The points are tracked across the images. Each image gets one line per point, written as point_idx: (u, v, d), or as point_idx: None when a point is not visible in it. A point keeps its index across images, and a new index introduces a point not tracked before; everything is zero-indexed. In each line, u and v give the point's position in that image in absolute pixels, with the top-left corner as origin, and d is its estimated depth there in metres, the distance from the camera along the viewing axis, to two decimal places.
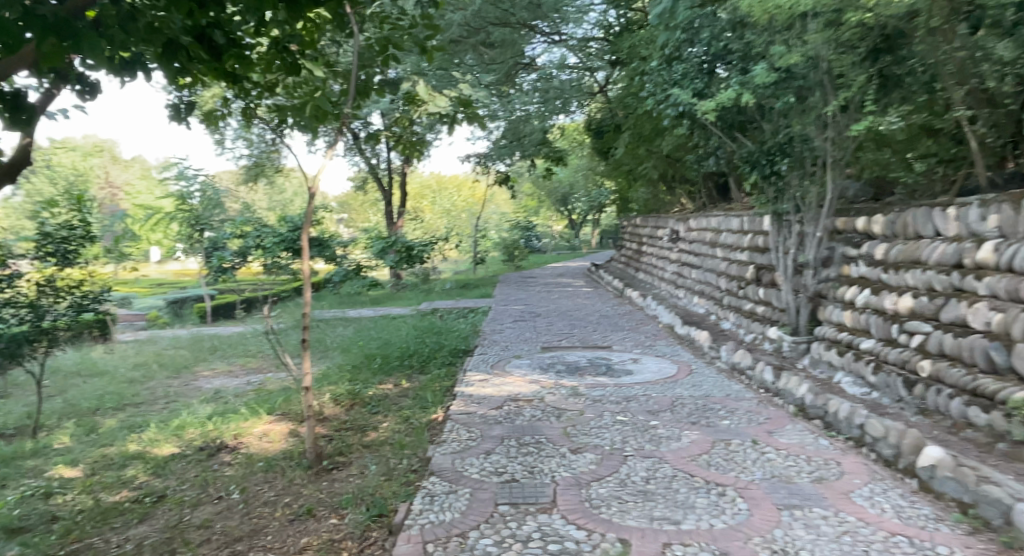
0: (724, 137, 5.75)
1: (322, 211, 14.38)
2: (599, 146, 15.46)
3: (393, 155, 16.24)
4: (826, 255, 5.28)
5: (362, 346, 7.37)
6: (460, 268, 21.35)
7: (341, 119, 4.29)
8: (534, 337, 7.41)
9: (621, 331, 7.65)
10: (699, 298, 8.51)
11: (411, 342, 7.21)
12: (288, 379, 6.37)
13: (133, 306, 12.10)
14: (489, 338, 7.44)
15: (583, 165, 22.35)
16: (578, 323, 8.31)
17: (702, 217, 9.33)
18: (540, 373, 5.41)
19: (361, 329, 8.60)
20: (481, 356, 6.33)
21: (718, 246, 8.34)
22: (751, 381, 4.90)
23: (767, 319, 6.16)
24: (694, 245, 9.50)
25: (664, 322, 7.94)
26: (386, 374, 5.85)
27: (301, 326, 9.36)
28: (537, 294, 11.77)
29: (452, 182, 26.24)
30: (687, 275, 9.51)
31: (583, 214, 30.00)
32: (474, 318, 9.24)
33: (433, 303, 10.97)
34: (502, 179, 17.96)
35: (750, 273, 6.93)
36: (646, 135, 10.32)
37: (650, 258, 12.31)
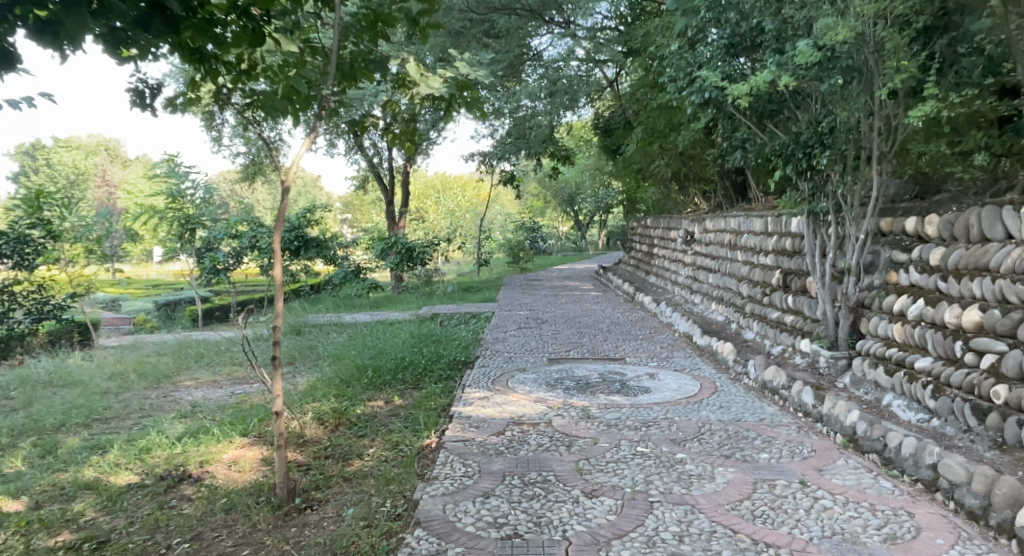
0: (752, 129, 5.18)
1: (320, 211, 13.88)
2: (608, 144, 14.93)
3: (394, 153, 15.73)
4: (869, 260, 4.72)
5: (355, 356, 6.82)
6: (463, 270, 20.83)
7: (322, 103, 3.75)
8: (541, 346, 6.85)
9: (635, 340, 7.09)
10: (717, 304, 7.97)
11: (407, 351, 6.65)
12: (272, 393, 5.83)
13: (121, 309, 11.58)
14: (491, 348, 6.88)
15: (590, 165, 21.84)
16: (587, 331, 7.75)
17: (720, 218, 8.77)
18: (547, 391, 4.86)
19: (355, 336, 8.06)
20: (483, 368, 5.78)
21: (738, 249, 7.80)
22: (787, 403, 4.35)
23: (798, 330, 5.61)
24: (710, 247, 8.95)
25: (681, 331, 7.38)
26: (377, 389, 5.30)
27: (293, 332, 8.83)
28: (542, 299, 11.21)
29: (457, 182, 25.72)
30: (703, 280, 8.96)
31: (589, 215, 29.50)
32: (477, 324, 8.67)
33: (433, 307, 10.42)
34: (507, 178, 17.44)
35: (777, 279, 6.40)
36: (659, 130, 9.78)
37: (661, 261, 11.75)
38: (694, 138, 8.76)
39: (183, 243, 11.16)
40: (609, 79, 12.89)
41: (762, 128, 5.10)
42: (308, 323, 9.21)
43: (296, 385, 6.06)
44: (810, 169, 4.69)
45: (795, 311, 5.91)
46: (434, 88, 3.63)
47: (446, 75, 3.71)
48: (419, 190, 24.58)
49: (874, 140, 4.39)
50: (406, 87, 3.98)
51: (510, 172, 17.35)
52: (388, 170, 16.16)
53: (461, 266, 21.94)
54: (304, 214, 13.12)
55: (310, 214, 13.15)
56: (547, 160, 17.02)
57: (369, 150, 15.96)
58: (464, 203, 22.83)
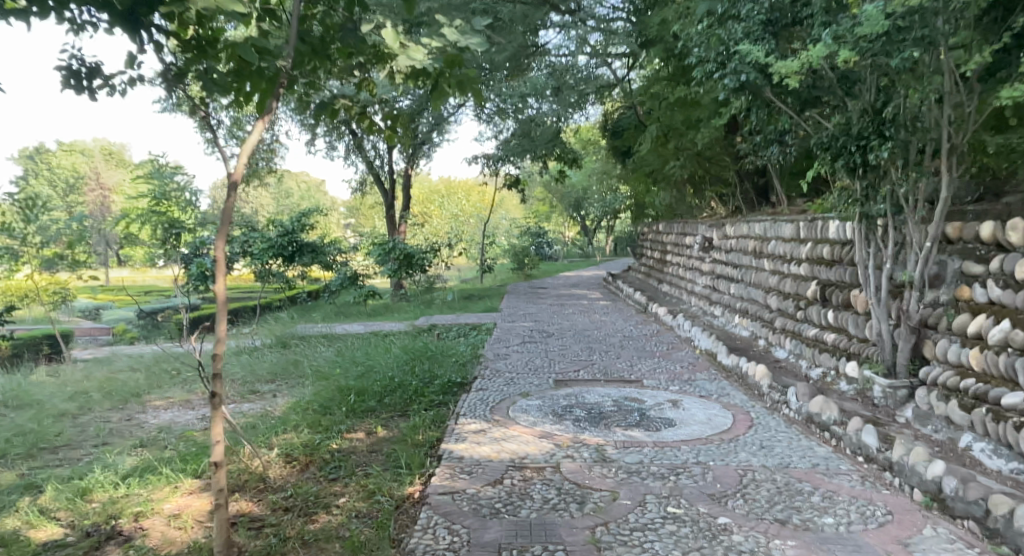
0: (793, 119, 4.49)
1: (316, 215, 13.21)
2: (618, 147, 14.24)
3: (395, 154, 15.09)
4: (933, 272, 4.04)
5: (341, 375, 6.12)
6: (466, 277, 20.13)
7: (279, 80, 3.07)
8: (547, 365, 6.14)
9: (652, 358, 6.38)
10: (741, 318, 7.27)
11: (398, 371, 5.95)
12: (243, 419, 5.13)
13: (101, 318, 10.88)
14: (491, 366, 6.19)
15: (597, 169, 21.16)
16: (599, 346, 7.04)
17: (741, 223, 8.09)
18: (555, 423, 4.18)
19: (345, 351, 7.36)
20: (481, 393, 5.07)
21: (765, 257, 7.11)
22: (842, 444, 3.65)
23: (844, 351, 4.93)
24: (731, 255, 8.27)
25: (702, 347, 6.69)
26: (358, 418, 4.60)
27: (279, 346, 8.13)
28: (549, 309, 10.48)
29: (461, 186, 25.05)
30: (723, 291, 8.26)
31: (595, 220, 28.77)
32: (478, 338, 7.96)
33: (431, 317, 9.72)
34: (513, 182, 16.78)
35: (814, 291, 5.70)
36: (678, 128, 9.15)
37: (675, 269, 11.05)
38: (714, 136, 8.07)
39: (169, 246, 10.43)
40: (620, 77, 12.20)
41: (804, 119, 4.42)
42: (296, 336, 8.51)
43: (272, 410, 5.35)
44: (865, 166, 4.00)
45: (836, 328, 5.21)
46: (420, 61, 2.96)
47: (431, 46, 3.02)
48: (421, 194, 23.88)
49: (946, 131, 3.70)
50: (384, 64, 3.29)
51: (516, 176, 16.69)
52: (389, 172, 15.53)
53: (464, 272, 21.24)
54: (298, 218, 12.44)
55: (306, 219, 12.48)
56: (553, 163, 16.35)
57: (367, 152, 15.31)
58: (467, 207, 22.15)
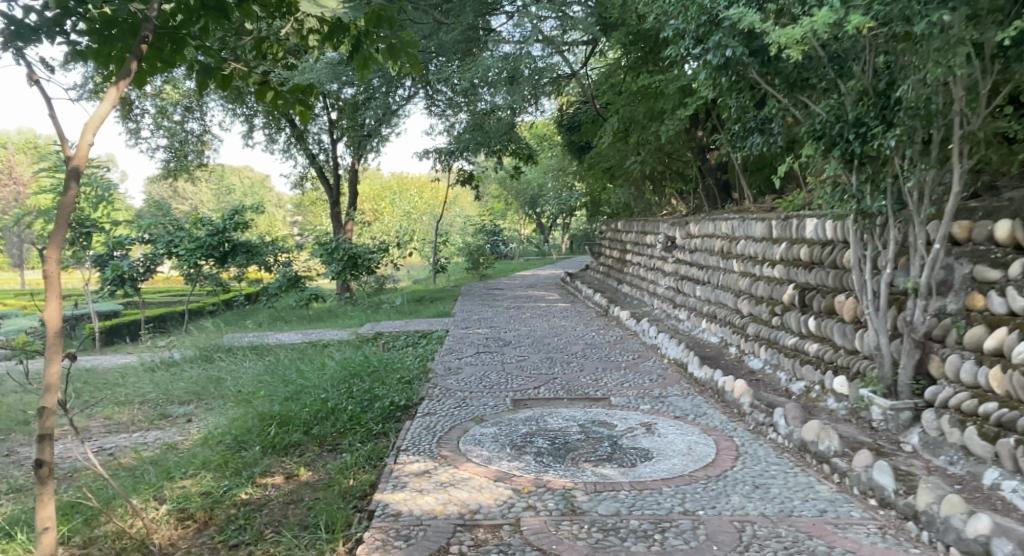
0: (780, 103, 3.98)
1: (252, 213, 12.33)
2: (574, 142, 13.73)
3: (339, 147, 14.28)
4: (939, 278, 3.53)
5: (266, 399, 5.39)
6: (419, 277, 19.37)
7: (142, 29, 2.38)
8: (503, 380, 5.52)
9: (617, 370, 5.81)
10: (709, 323, 6.78)
11: (332, 392, 5.24)
12: (143, 461, 4.37)
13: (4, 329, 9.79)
14: (440, 382, 5.55)
15: (553, 166, 20.65)
16: (559, 357, 6.44)
17: (706, 221, 7.63)
18: (513, 459, 3.56)
19: (276, 369, 6.61)
20: (427, 419, 4.41)
21: (733, 258, 6.62)
22: (847, 481, 3.12)
23: (830, 365, 4.43)
24: (696, 255, 7.80)
25: (670, 356, 6.16)
26: (278, 457, 3.89)
27: (202, 363, 7.34)
28: (505, 313, 9.87)
29: (413, 183, 24.28)
30: (688, 293, 7.77)
31: (551, 218, 28.27)
32: (429, 348, 7.29)
33: (377, 324, 9.01)
34: (466, 179, 16.13)
35: (791, 295, 5.21)
36: (638, 120, 8.67)
37: (636, 269, 10.56)
38: (678, 129, 7.59)
39: (77, 248, 9.56)
40: (576, 69, 11.70)
41: (791, 104, 3.89)
42: (223, 351, 7.71)
43: (181, 447, 4.59)
44: (865, 156, 3.48)
45: (819, 338, 4.71)
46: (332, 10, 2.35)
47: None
48: (372, 191, 23.04)
49: (961, 115, 3.20)
50: (293, 19, 2.64)
51: (470, 172, 16.03)
52: (334, 168, 14.70)
53: (416, 273, 20.47)
54: (230, 216, 11.51)
55: (239, 217, 11.59)
56: (508, 159, 15.75)
57: (311, 146, 14.47)
58: (419, 205, 21.39)
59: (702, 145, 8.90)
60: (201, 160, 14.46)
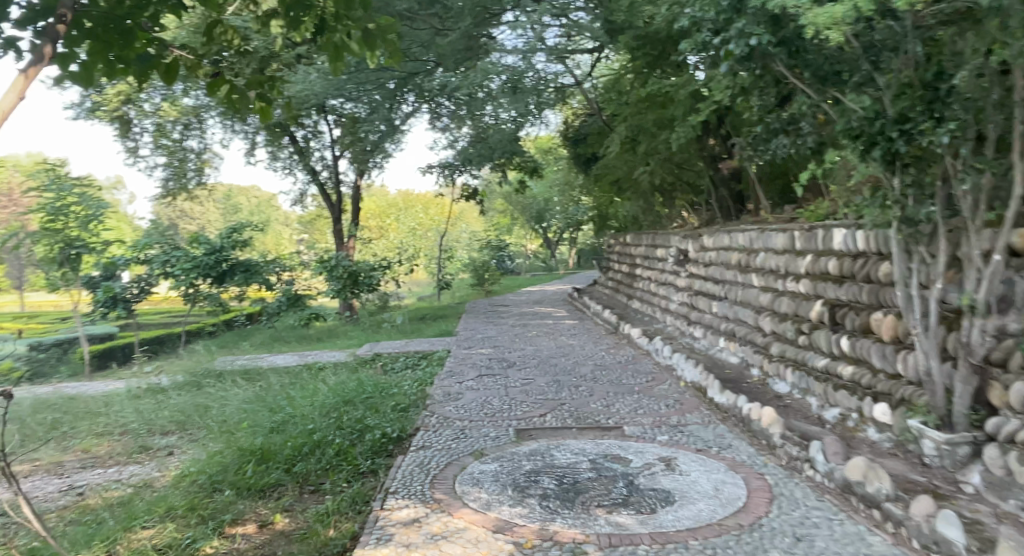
0: (810, 100, 3.58)
1: (250, 231, 12.03)
2: (581, 154, 13.37)
3: (341, 163, 14.01)
4: (998, 294, 3.11)
5: (250, 431, 5.00)
6: (424, 294, 19.00)
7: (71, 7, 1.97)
8: (507, 407, 5.10)
9: (631, 394, 5.38)
10: (727, 342, 6.34)
11: (321, 423, 4.86)
12: (109, 508, 4.00)
13: None
14: (438, 408, 5.15)
15: (559, 180, 20.28)
16: (567, 380, 6.02)
17: (720, 233, 7.23)
18: (515, 503, 3.15)
19: (265, 395, 6.24)
20: (421, 455, 3.99)
21: (752, 272, 6.19)
22: (904, 532, 2.69)
23: (869, 391, 3.99)
24: (711, 269, 7.39)
25: (687, 379, 5.72)
26: (253, 503, 3.49)
27: (190, 390, 7.00)
28: (510, 331, 9.49)
29: (419, 199, 24.02)
30: (703, 310, 7.33)
31: (558, 232, 27.84)
32: (429, 370, 6.88)
33: (376, 344, 8.64)
34: (471, 194, 15.78)
35: (820, 312, 4.77)
36: (648, 128, 8.31)
37: (646, 284, 10.13)
38: (691, 136, 7.22)
39: (66, 270, 9.30)
40: (581, 79, 11.38)
41: (822, 99, 3.49)
42: (212, 377, 7.35)
43: (153, 490, 4.22)
44: (912, 155, 3.08)
45: (854, 359, 4.28)
46: None
47: None
48: (376, 207, 22.77)
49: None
50: None
51: (474, 187, 15.69)
52: (335, 185, 14.41)
53: (420, 290, 20.10)
54: (228, 235, 11.21)
55: (236, 235, 11.29)
56: (513, 173, 15.40)
57: (312, 162, 14.20)
58: (424, 221, 21.08)
59: (714, 155, 8.51)
60: (201, 179, 14.23)
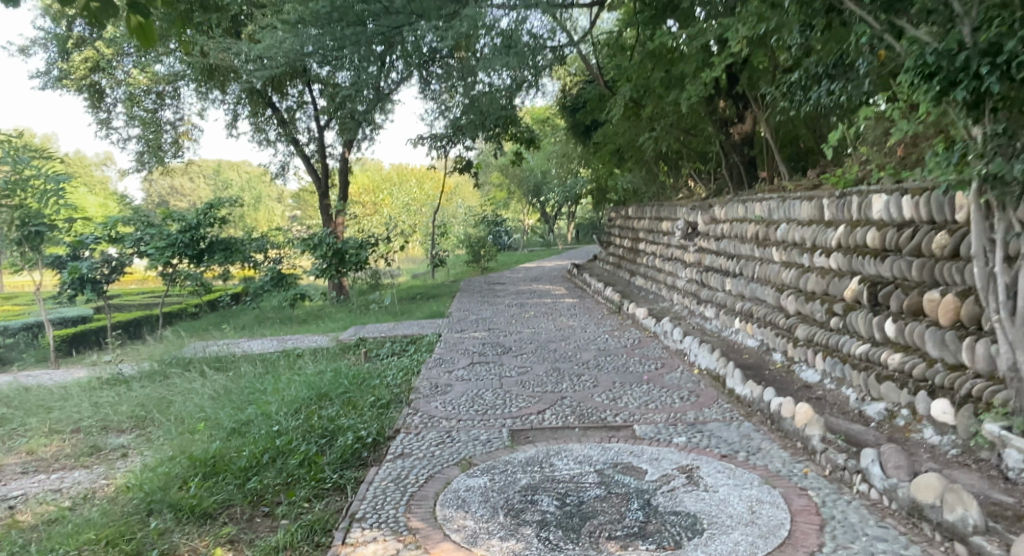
0: (865, 32, 2.94)
1: (231, 206, 11.40)
2: (580, 123, 12.68)
3: (328, 135, 13.30)
4: None
5: (209, 433, 4.41)
6: (417, 272, 18.35)
7: None
8: (501, 402, 4.51)
9: (639, 385, 4.79)
10: (744, 323, 5.74)
11: (288, 423, 4.26)
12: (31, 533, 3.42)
13: None
14: (422, 403, 4.56)
15: (557, 151, 19.51)
16: (567, 368, 5.42)
17: (734, 203, 6.58)
18: (507, 536, 2.57)
19: (234, 387, 5.66)
20: (398, 466, 3.40)
21: (772, 246, 5.56)
22: None
23: (923, 385, 3.39)
24: (723, 243, 6.75)
25: (702, 366, 5.11)
26: (192, 535, 2.93)
27: (156, 380, 6.42)
28: (505, 311, 8.89)
29: (413, 173, 23.28)
30: (715, 288, 6.72)
31: (556, 207, 27.10)
32: (417, 357, 6.28)
33: (362, 328, 8.05)
34: (465, 167, 15.08)
35: (856, 291, 4.16)
36: (655, 88, 7.65)
37: (650, 259, 9.51)
38: (703, 94, 6.57)
39: (27, 249, 8.68)
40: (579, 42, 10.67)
41: (882, 33, 2.84)
42: (181, 366, 6.76)
43: (86, 509, 3.65)
44: (1003, 96, 2.44)
45: (902, 346, 3.67)
46: None
47: None
48: (369, 183, 22.04)
49: None
50: None
51: (468, 160, 14.98)
52: (321, 158, 13.71)
53: (414, 268, 19.45)
54: (205, 210, 10.58)
55: (214, 211, 10.66)
56: (509, 145, 14.69)
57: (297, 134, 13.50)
58: (416, 196, 20.39)
59: (723, 118, 7.92)
60: (181, 153, 13.54)
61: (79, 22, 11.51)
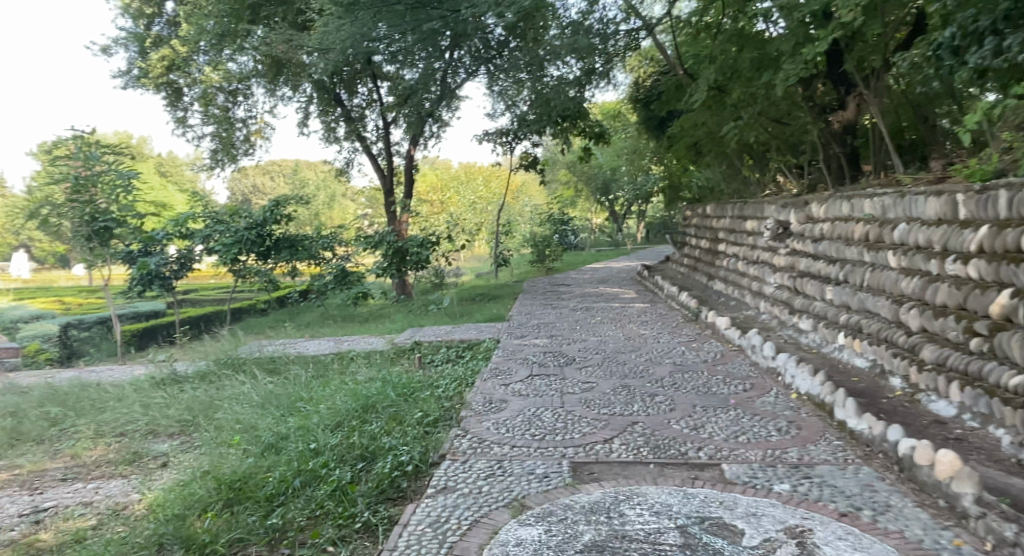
0: None
1: (296, 203, 11.28)
2: (655, 116, 11.93)
3: (393, 131, 13.05)
4: None
5: (244, 448, 4.02)
6: (481, 271, 17.93)
7: None
8: (563, 425, 3.94)
9: (727, 410, 4.11)
10: (851, 340, 4.95)
11: (325, 441, 3.82)
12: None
13: (20, 335, 9.13)
14: (474, 423, 4.04)
15: (628, 147, 18.73)
16: (639, 386, 4.78)
17: (835, 199, 5.76)
18: None
19: (280, 393, 5.28)
20: (439, 506, 2.89)
21: (886, 250, 4.75)
22: None
23: None
24: (821, 245, 5.94)
25: (801, 389, 4.38)
26: None
27: (206, 382, 6.15)
28: (571, 316, 8.29)
29: (480, 171, 22.94)
30: (812, 297, 5.92)
31: (624, 205, 26.20)
32: (473, 366, 5.77)
33: (418, 330, 7.63)
34: (531, 163, 14.55)
35: (1007, 308, 3.36)
36: (745, 70, 6.89)
37: (731, 262, 8.70)
38: (803, 75, 5.79)
39: (96, 244, 8.71)
40: (655, 28, 9.97)
41: None
42: (232, 366, 6.49)
43: (104, 534, 3.30)
44: None
45: None
46: None
47: None
48: (437, 181, 21.80)
49: None
50: None
51: (535, 156, 14.45)
52: (386, 155, 13.48)
53: (478, 267, 19.05)
54: (271, 207, 10.47)
55: (279, 209, 10.55)
56: (578, 140, 14.03)
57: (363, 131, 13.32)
58: (482, 194, 20.01)
59: (822, 104, 7.15)
60: (252, 150, 13.57)
61: (158, 21, 12.09)
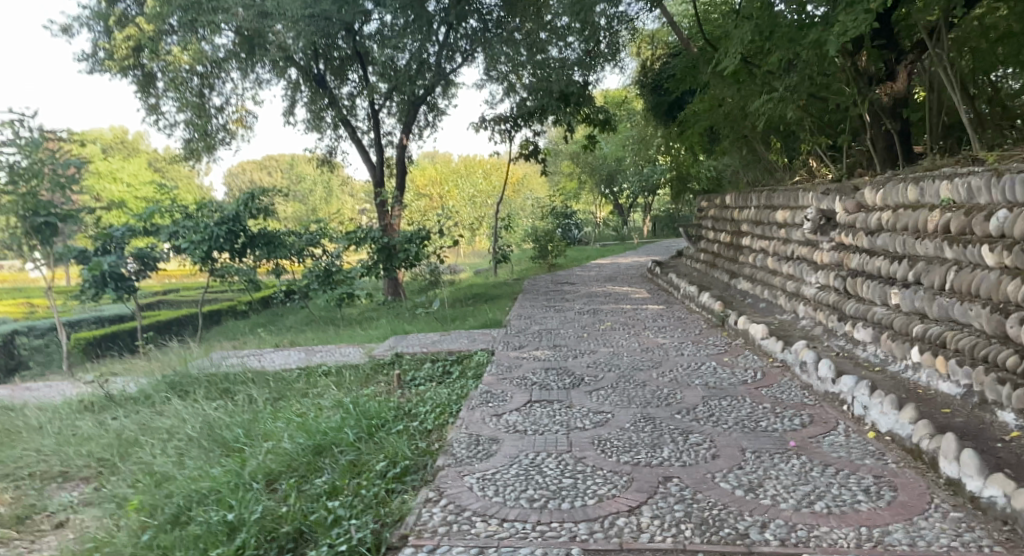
0: None
1: (274, 196, 10.29)
2: (665, 100, 10.90)
3: (380, 119, 12.02)
4: None
5: (150, 512, 3.04)
6: (480, 268, 16.92)
7: None
8: (571, 482, 2.93)
9: (790, 459, 3.10)
10: (932, 358, 3.94)
11: (251, 507, 2.84)
12: None
13: None
14: (452, 478, 3.04)
15: (633, 136, 17.68)
16: (665, 418, 3.77)
17: (896, 181, 4.70)
18: None
19: (223, 425, 4.31)
20: None
21: (977, 244, 3.71)
22: None
23: None
24: (878, 238, 4.88)
25: (881, 427, 3.35)
26: None
27: (142, 407, 5.15)
28: (577, 320, 7.28)
29: (480, 164, 21.89)
30: (869, 301, 4.88)
31: (630, 198, 25.05)
32: (459, 389, 4.72)
33: (402, 340, 6.62)
34: (532, 153, 13.50)
35: None
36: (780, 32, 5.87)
37: (757, 258, 7.67)
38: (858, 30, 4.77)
39: (37, 243, 7.74)
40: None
41: None
42: (177, 387, 5.50)
43: None
44: None
45: None
46: None
47: None
48: (435, 174, 20.74)
49: None
50: None
51: (537, 145, 13.41)
52: (375, 146, 12.42)
53: (477, 263, 18.04)
54: (245, 201, 9.49)
55: (254, 202, 9.57)
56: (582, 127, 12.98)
57: (352, 119, 12.28)
58: (482, 188, 18.94)
59: (867, 74, 6.09)
60: (231, 140, 12.55)
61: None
